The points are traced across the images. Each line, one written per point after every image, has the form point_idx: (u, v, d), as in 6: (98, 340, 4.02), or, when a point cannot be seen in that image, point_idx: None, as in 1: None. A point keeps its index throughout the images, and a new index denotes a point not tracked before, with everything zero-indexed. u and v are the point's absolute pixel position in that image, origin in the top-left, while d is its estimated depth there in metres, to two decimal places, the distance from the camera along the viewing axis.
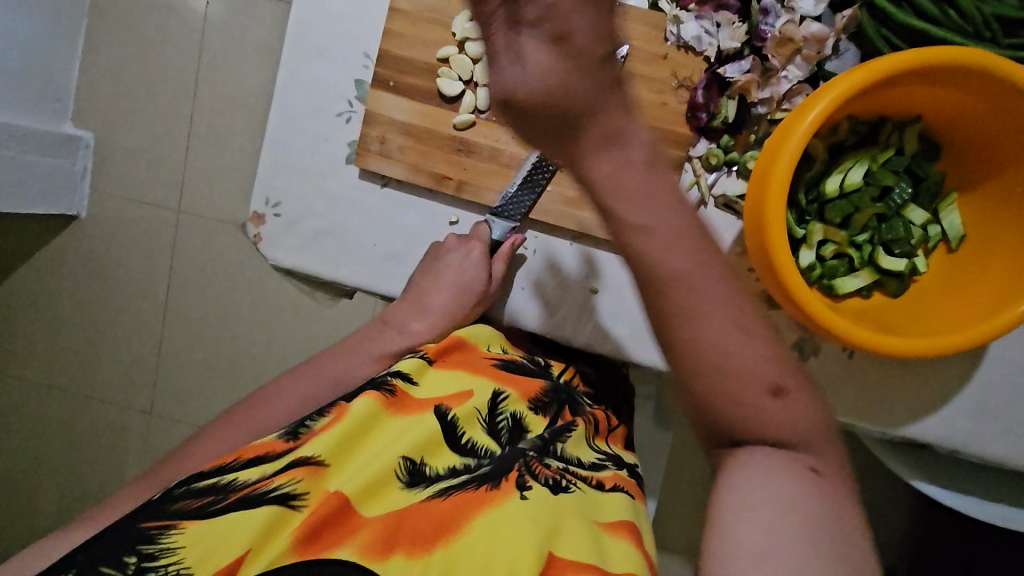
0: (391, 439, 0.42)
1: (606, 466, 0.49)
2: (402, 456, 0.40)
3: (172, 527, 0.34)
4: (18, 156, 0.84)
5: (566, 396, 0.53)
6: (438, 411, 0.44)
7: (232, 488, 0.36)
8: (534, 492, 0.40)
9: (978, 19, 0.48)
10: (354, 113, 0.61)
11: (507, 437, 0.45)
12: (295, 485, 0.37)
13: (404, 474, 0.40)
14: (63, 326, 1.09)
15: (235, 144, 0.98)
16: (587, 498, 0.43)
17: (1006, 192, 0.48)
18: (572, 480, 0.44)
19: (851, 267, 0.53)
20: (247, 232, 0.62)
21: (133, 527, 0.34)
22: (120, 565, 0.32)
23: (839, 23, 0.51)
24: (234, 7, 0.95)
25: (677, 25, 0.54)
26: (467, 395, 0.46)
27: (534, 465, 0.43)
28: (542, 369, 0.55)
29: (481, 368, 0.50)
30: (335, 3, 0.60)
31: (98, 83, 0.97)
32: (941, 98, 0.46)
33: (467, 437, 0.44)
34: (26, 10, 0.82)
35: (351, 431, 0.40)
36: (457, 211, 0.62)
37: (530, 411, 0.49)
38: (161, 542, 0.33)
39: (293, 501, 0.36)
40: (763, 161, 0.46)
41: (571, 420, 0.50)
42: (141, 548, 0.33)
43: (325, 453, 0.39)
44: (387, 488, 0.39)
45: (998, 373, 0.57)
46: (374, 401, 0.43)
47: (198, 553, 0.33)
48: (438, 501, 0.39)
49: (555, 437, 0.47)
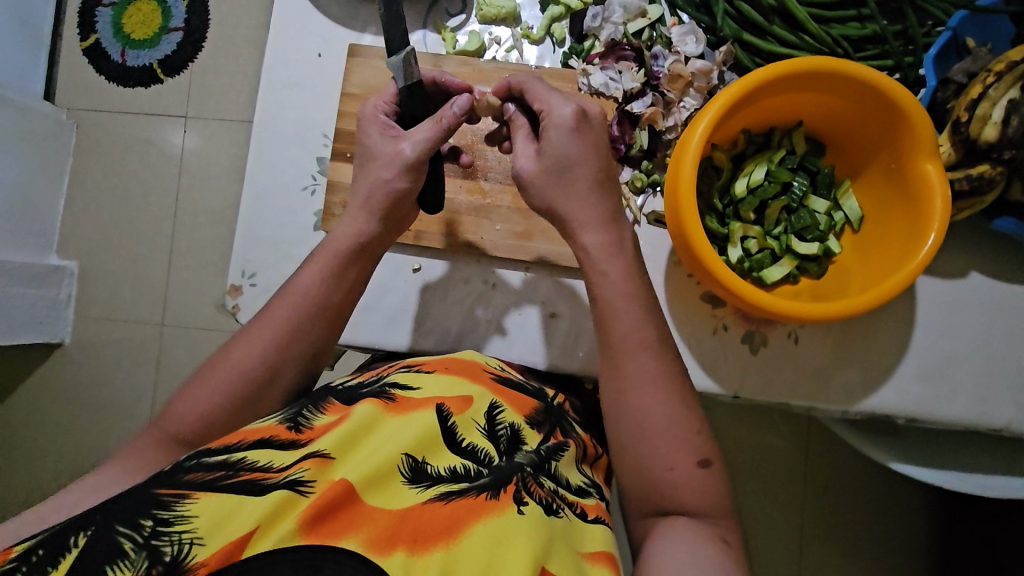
0: (394, 435, 0.39)
1: (590, 494, 0.47)
2: (404, 454, 0.38)
3: (187, 495, 0.33)
4: (10, 288, 0.98)
5: (557, 418, 0.52)
6: (439, 412, 0.43)
7: (242, 467, 0.35)
8: (531, 508, 0.38)
9: (830, 40, 0.60)
10: (318, 186, 0.68)
11: (506, 445, 0.44)
12: (303, 474, 0.35)
13: (405, 470, 0.38)
14: (52, 433, 1.14)
15: (213, 250, 1.12)
16: (572, 524, 0.41)
17: (886, 170, 0.55)
18: (561, 505, 0.42)
19: (774, 256, 0.58)
20: (225, 304, 0.67)
21: (147, 492, 0.33)
22: (136, 526, 0.31)
23: (719, 58, 0.62)
24: (205, 137, 1.12)
25: (587, 76, 0.64)
26: (467, 402, 0.45)
27: (531, 483, 0.41)
28: (537, 391, 0.55)
29: (479, 380, 0.50)
30: (296, 95, 0.69)
31: (84, 216, 1.13)
32: (811, 101, 0.55)
33: (467, 442, 0.42)
34: (16, 165, 0.99)
35: (355, 430, 0.39)
36: (419, 258, 0.65)
37: (525, 425, 0.48)
38: (176, 509, 0.32)
39: (301, 488, 0.34)
40: (669, 173, 0.53)
41: (563, 440, 0.49)
42: (157, 513, 0.32)
43: (332, 447, 0.37)
44: (389, 485, 0.36)
45: (932, 337, 0.61)
46: (373, 405, 0.42)
47: (213, 522, 0.31)
48: (440, 505, 0.36)
49: (549, 456, 0.45)
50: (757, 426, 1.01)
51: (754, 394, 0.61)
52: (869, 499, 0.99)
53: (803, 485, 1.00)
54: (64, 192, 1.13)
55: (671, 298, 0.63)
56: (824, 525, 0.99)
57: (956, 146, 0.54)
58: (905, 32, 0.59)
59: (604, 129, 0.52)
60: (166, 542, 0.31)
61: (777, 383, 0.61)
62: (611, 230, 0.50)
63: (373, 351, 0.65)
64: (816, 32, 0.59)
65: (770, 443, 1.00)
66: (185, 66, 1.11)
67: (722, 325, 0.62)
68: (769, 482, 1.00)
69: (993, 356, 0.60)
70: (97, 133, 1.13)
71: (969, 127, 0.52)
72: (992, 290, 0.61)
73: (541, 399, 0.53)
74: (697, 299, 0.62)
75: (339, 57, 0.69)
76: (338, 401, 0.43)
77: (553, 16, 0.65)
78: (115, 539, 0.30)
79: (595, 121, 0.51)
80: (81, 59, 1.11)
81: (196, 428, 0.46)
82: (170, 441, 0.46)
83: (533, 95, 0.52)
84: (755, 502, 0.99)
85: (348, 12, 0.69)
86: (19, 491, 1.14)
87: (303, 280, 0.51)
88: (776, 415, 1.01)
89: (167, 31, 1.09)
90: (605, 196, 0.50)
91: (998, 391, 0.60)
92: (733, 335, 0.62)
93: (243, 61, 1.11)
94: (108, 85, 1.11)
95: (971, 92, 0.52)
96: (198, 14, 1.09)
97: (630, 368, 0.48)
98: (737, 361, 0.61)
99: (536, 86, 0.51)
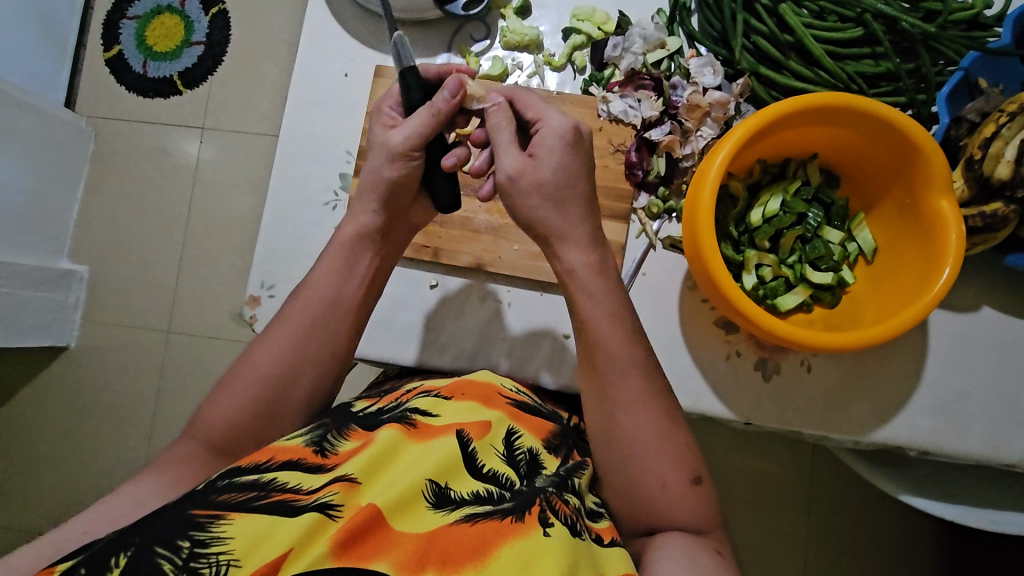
0: (417, 461, 0.40)
1: (602, 516, 0.47)
2: (428, 479, 0.39)
3: (221, 516, 0.33)
4: (17, 292, 0.99)
5: (574, 440, 0.53)
6: (459, 438, 0.43)
7: (273, 488, 0.36)
8: (556, 530, 0.38)
9: (845, 75, 0.61)
10: (339, 201, 0.70)
11: (526, 468, 0.44)
12: (332, 497, 0.36)
13: (430, 496, 0.38)
14: (53, 437, 1.14)
15: (225, 260, 1.14)
16: (593, 546, 0.41)
17: (900, 204, 0.56)
18: (583, 526, 0.42)
19: (789, 284, 0.59)
20: (243, 315, 0.67)
21: (183, 512, 0.34)
22: (174, 547, 0.32)
23: (736, 89, 0.63)
24: (220, 148, 1.15)
25: (607, 104, 0.65)
26: (487, 427, 0.46)
27: (555, 501, 0.41)
28: (552, 414, 0.55)
29: (497, 404, 0.50)
30: (321, 113, 0.71)
31: (98, 223, 1.15)
32: (828, 135, 0.56)
33: (488, 467, 0.43)
34: (30, 170, 1.00)
35: (380, 455, 0.39)
36: (436, 275, 0.66)
37: (544, 450, 0.48)
38: (212, 530, 0.33)
39: (331, 511, 0.35)
40: (687, 202, 0.54)
41: (582, 460, 0.50)
42: (193, 534, 0.32)
43: (359, 471, 0.38)
44: (414, 509, 0.37)
45: (945, 371, 0.61)
46: (396, 430, 0.42)
47: (248, 543, 0.32)
48: (466, 526, 0.37)
49: (569, 474, 0.46)
50: (763, 453, 1.00)
51: (767, 422, 0.61)
52: (876, 533, 0.99)
53: (809, 517, 0.99)
54: (78, 197, 1.15)
55: (685, 324, 0.63)
56: (830, 558, 0.98)
57: (970, 182, 0.55)
58: (918, 71, 0.61)
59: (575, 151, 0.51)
60: (203, 564, 0.31)
61: (791, 411, 0.61)
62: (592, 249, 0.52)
63: (387, 366, 0.65)
64: (832, 68, 0.61)
65: (774, 474, 1.00)
66: (203, 79, 1.14)
67: (736, 351, 0.62)
68: (774, 512, 0.99)
69: (1004, 391, 0.61)
70: (113, 141, 1.15)
71: (982, 166, 0.53)
72: (1005, 325, 0.61)
73: (558, 422, 0.54)
74: (711, 325, 0.63)
75: (365, 78, 0.71)
76: (361, 428, 0.44)
77: (575, 45, 0.68)
78: (155, 560, 0.31)
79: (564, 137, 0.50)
80: (103, 68, 1.13)
81: (220, 438, 0.47)
82: (193, 453, 0.46)
83: (524, 107, 0.53)
84: (760, 531, 0.99)
85: (374, 34, 0.72)
86: (16, 496, 1.14)
87: (322, 295, 0.51)
88: (781, 445, 1.00)
89: (189, 45, 1.12)
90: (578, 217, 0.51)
91: (1011, 426, 0.60)
92: (745, 362, 0.62)
93: (261, 76, 1.14)
94: (128, 95, 1.14)
95: (984, 131, 0.53)
96: (219, 30, 1.13)
97: (633, 385, 0.49)
98: (751, 388, 0.62)
99: (524, 98, 0.53)
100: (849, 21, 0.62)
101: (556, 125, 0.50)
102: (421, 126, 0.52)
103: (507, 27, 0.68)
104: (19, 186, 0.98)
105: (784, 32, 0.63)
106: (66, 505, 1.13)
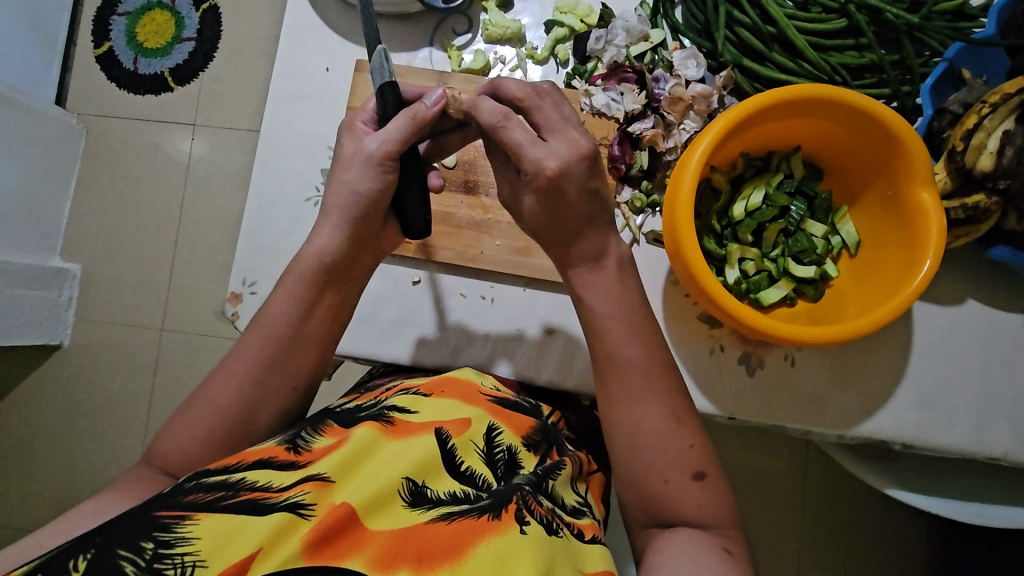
0: (393, 458, 0.39)
1: (584, 513, 0.47)
2: (404, 477, 0.38)
3: (187, 516, 0.32)
4: (10, 291, 0.98)
5: (552, 437, 0.52)
6: (438, 436, 0.43)
7: (242, 487, 0.35)
8: (533, 528, 0.38)
9: (828, 67, 0.61)
10: (321, 197, 0.69)
11: (503, 469, 0.44)
12: (303, 496, 0.35)
13: (406, 494, 0.38)
14: (45, 438, 1.14)
15: (217, 258, 1.13)
16: (573, 543, 0.41)
17: (882, 196, 0.56)
18: (561, 524, 0.42)
19: (771, 278, 0.59)
20: (224, 312, 0.67)
21: (147, 514, 0.32)
22: (137, 548, 0.30)
23: (719, 82, 0.62)
24: (210, 146, 1.14)
25: (589, 97, 0.65)
26: (465, 425, 0.45)
27: (531, 502, 0.41)
28: (533, 410, 0.55)
29: (477, 401, 0.49)
30: (303, 108, 0.70)
31: (90, 221, 1.14)
32: (809, 128, 0.56)
33: (465, 465, 0.42)
34: (20, 169, 1.00)
35: (354, 454, 0.39)
36: (418, 271, 0.66)
37: (523, 448, 0.48)
38: (176, 531, 0.32)
39: (302, 510, 0.34)
40: (667, 195, 0.54)
41: (559, 459, 0.49)
42: (158, 535, 0.31)
43: (332, 470, 0.37)
44: (389, 507, 0.36)
45: (930, 364, 0.61)
46: (372, 428, 0.42)
47: (214, 544, 0.31)
48: (443, 524, 0.36)
49: (547, 475, 0.46)
50: (756, 448, 1.00)
51: (750, 416, 0.61)
52: (867, 527, 0.99)
53: (802, 511, 0.99)
54: (70, 196, 1.14)
55: (668, 318, 0.63)
56: (823, 552, 0.98)
57: (952, 174, 0.54)
58: (902, 63, 0.61)
59: (592, 176, 0.45)
60: (168, 565, 0.30)
61: (774, 406, 0.61)
62: (608, 249, 0.48)
63: (371, 363, 0.65)
64: (815, 60, 0.61)
65: (767, 469, 1.00)
66: (193, 75, 1.13)
67: (719, 346, 0.62)
68: (768, 507, 0.99)
69: (990, 385, 0.60)
70: (104, 137, 1.14)
71: (965, 157, 0.52)
72: (989, 318, 0.61)
73: (537, 419, 0.53)
74: (694, 319, 0.63)
75: (347, 72, 0.71)
76: (336, 423, 0.43)
77: (558, 38, 0.67)
78: (117, 562, 0.30)
79: (575, 174, 0.44)
80: (93, 65, 1.12)
81: (196, 437, 0.46)
82: (170, 455, 0.46)
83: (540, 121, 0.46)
84: (752, 528, 0.98)
85: (357, 28, 0.71)
86: (12, 495, 1.14)
87: (297, 292, 0.51)
88: (773, 439, 1.00)
89: (179, 41, 1.11)
90: (598, 229, 0.47)
91: (997, 419, 0.60)
92: (729, 356, 0.62)
93: (251, 72, 1.13)
94: (118, 91, 1.13)
95: (967, 122, 0.52)
96: (210, 25, 1.12)
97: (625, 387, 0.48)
98: (734, 381, 0.61)
99: (512, 133, 0.45)
100: (832, 12, 0.62)
101: (546, 146, 0.44)
102: (402, 135, 0.49)
103: (489, 21, 0.68)
104: (11, 186, 0.98)
105: (767, 24, 0.62)
106: (59, 506, 1.13)
